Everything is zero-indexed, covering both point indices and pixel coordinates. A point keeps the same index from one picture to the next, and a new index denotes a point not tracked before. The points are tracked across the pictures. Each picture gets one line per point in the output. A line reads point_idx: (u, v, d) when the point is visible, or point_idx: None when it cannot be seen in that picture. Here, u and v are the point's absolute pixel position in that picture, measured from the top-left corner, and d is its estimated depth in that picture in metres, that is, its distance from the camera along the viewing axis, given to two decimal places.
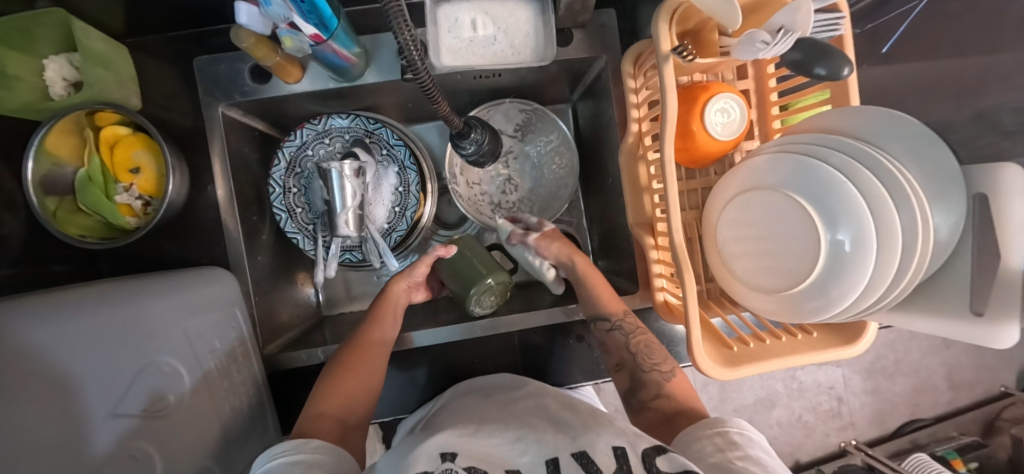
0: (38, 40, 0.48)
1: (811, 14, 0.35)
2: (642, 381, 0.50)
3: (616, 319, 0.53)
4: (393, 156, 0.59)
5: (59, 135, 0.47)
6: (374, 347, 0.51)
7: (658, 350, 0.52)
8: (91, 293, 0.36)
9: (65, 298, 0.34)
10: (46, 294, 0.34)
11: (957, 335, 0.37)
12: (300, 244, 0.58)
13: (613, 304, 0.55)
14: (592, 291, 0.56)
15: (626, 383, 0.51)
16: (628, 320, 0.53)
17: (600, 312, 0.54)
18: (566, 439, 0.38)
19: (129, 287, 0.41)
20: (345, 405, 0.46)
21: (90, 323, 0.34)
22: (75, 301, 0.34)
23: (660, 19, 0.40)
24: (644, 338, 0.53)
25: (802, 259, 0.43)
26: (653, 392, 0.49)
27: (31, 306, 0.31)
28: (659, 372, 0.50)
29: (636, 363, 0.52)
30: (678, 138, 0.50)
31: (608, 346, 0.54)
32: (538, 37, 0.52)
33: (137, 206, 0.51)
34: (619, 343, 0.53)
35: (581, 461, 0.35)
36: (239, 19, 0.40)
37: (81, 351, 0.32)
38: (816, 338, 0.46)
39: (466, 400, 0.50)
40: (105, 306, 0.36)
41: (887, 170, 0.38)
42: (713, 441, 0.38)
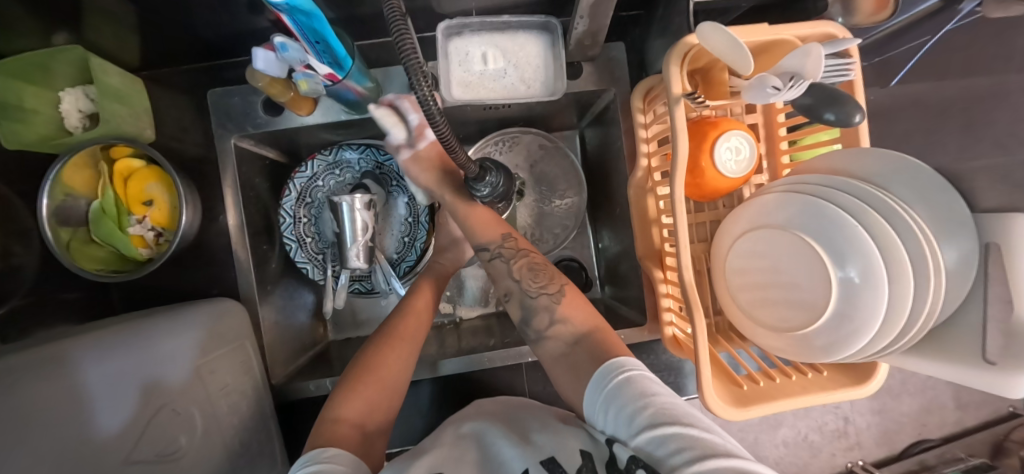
0: (56, 75, 0.49)
1: (819, 60, 0.36)
2: (532, 310, 0.45)
3: (494, 246, 0.49)
4: (404, 186, 0.59)
5: (74, 169, 0.48)
6: (402, 342, 0.47)
7: (544, 273, 0.47)
8: (125, 331, 0.40)
9: (109, 336, 0.38)
10: (109, 329, 0.40)
11: (970, 382, 0.36)
12: (310, 274, 0.58)
13: (489, 228, 0.50)
14: (467, 217, 0.52)
15: (518, 312, 0.46)
16: (507, 245, 0.49)
17: (477, 241, 0.50)
18: (533, 449, 0.36)
19: (169, 318, 0.44)
20: (368, 409, 0.41)
21: (126, 362, 0.37)
22: (115, 340, 0.38)
23: (672, 61, 0.40)
24: (526, 261, 0.48)
25: (811, 299, 0.43)
26: (546, 320, 0.44)
27: (92, 342, 0.37)
28: (546, 295, 0.45)
29: (523, 291, 0.46)
30: (688, 173, 0.50)
31: (492, 277, 0.49)
32: (549, 71, 0.53)
33: (149, 238, 0.51)
34: (501, 271, 0.48)
35: (549, 467, 0.34)
36: (256, 65, 0.41)
37: (105, 376, 0.35)
38: (826, 376, 0.46)
39: (463, 413, 0.49)
40: (141, 342, 0.39)
41: (898, 214, 0.39)
42: (619, 400, 0.32)
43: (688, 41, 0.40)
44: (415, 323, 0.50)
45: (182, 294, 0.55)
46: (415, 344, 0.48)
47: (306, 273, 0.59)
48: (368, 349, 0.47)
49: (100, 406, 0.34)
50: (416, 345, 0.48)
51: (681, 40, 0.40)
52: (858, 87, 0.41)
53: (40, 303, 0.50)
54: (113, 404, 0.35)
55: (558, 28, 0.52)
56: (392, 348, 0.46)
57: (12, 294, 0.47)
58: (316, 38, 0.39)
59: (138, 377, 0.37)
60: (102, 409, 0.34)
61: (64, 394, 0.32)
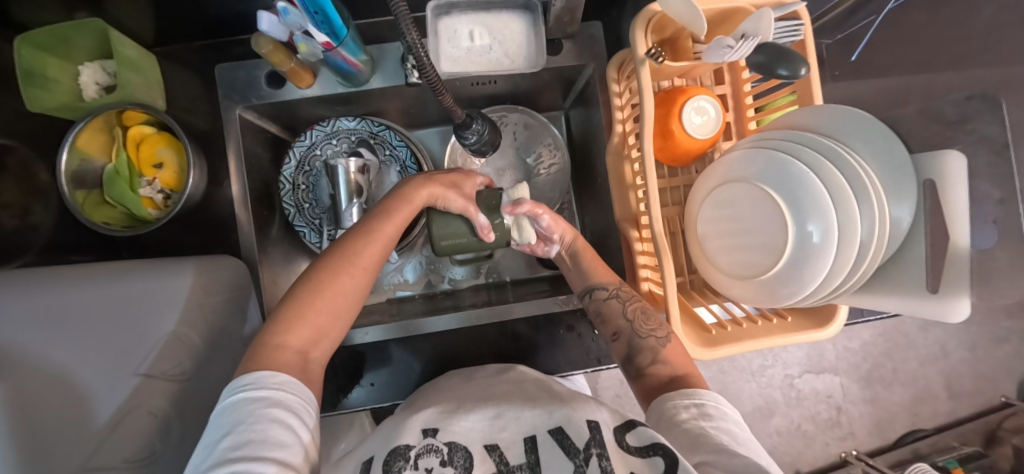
0: (78, 49, 0.53)
1: (771, 22, 0.40)
2: (637, 348, 0.49)
3: (612, 287, 0.55)
4: (396, 156, 0.62)
5: (91, 133, 0.52)
6: (359, 268, 0.45)
7: (655, 318, 0.50)
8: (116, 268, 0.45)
9: (92, 276, 0.43)
10: (94, 269, 0.44)
11: (917, 314, 0.39)
12: (307, 237, 0.62)
13: (606, 273, 0.57)
14: (583, 263, 0.59)
15: (625, 351, 0.51)
16: (624, 289, 0.55)
17: (594, 281, 0.56)
18: (543, 415, 0.40)
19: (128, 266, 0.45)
20: (315, 336, 0.42)
21: (108, 298, 0.42)
22: (97, 279, 0.43)
23: (636, 27, 0.44)
24: (640, 305, 0.52)
25: (773, 247, 0.46)
26: (650, 358, 0.47)
27: (56, 288, 0.40)
28: (654, 338, 0.48)
29: (633, 332, 0.51)
30: (660, 137, 0.54)
31: (605, 317, 0.54)
32: (530, 46, 0.57)
33: (158, 199, 0.55)
34: (615, 311, 0.53)
35: (558, 436, 0.37)
36: (261, 27, 0.46)
37: (61, 345, 0.38)
38: (791, 322, 0.49)
39: (448, 382, 0.51)
40: (76, 295, 0.40)
41: (848, 163, 0.42)
42: (689, 410, 0.38)
43: (651, 9, 0.44)
44: (372, 251, 0.46)
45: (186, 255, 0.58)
46: (370, 272, 0.46)
47: (304, 237, 0.62)
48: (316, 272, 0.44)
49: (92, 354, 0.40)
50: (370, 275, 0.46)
51: (645, 7, 0.44)
52: (808, 47, 0.45)
53: (55, 260, 0.53)
54: (100, 345, 0.40)
55: (539, 6, 0.56)
56: (345, 275, 0.44)
57: (25, 250, 0.50)
58: (315, 8, 0.43)
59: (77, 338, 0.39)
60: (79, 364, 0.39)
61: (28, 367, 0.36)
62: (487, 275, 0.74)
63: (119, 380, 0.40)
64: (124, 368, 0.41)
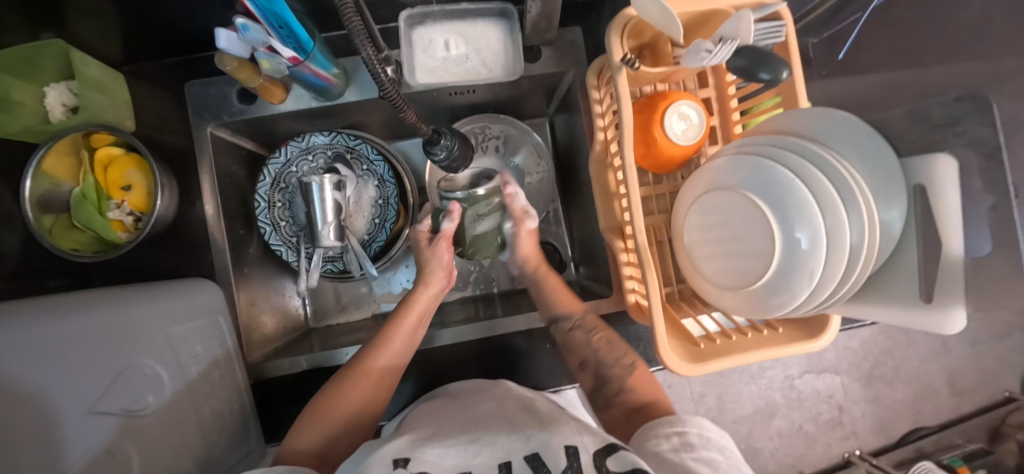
0: (40, 70, 0.52)
1: (751, 25, 0.38)
2: (606, 377, 0.54)
3: (575, 318, 0.59)
4: (373, 171, 0.61)
5: (56, 156, 0.51)
6: (371, 376, 0.49)
7: (619, 346, 0.56)
8: (79, 299, 0.40)
9: (48, 304, 0.37)
10: (32, 302, 0.37)
11: (910, 324, 0.38)
12: (284, 256, 0.59)
13: (568, 302, 0.60)
14: (549, 291, 0.62)
15: (591, 381, 0.56)
16: (588, 317, 0.58)
17: (559, 313, 0.59)
18: (520, 440, 0.36)
19: (65, 304, 0.39)
20: (333, 438, 0.46)
21: (88, 323, 0.37)
22: (55, 307, 0.37)
23: (612, 33, 0.43)
24: (604, 334, 0.57)
25: (761, 261, 0.44)
26: (618, 387, 0.53)
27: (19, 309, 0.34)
28: (621, 367, 0.54)
29: (600, 360, 0.56)
30: (642, 144, 0.52)
31: (572, 346, 0.58)
32: (507, 54, 0.55)
33: (128, 222, 0.53)
34: (580, 342, 0.57)
35: (534, 464, 0.34)
36: (220, 44, 0.44)
37: (42, 368, 0.32)
38: (782, 333, 0.47)
39: (431, 405, 0.48)
40: (31, 322, 0.33)
41: (835, 168, 0.40)
42: (670, 440, 0.38)
43: (627, 13, 0.43)
44: (388, 357, 0.51)
45: (159, 278, 0.57)
46: (389, 374, 0.51)
47: (281, 256, 0.60)
48: (336, 380, 0.49)
49: (63, 386, 0.33)
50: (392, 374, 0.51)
51: (621, 11, 0.43)
52: (791, 48, 0.43)
53: (21, 288, 0.52)
54: (65, 374, 0.33)
55: (515, 13, 0.55)
56: (358, 383, 0.48)
57: None
58: (279, 23, 0.42)
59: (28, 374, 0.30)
60: (54, 396, 0.32)
61: (24, 406, 0.29)
62: (474, 288, 0.73)
63: (83, 420, 0.34)
64: (83, 404, 0.34)
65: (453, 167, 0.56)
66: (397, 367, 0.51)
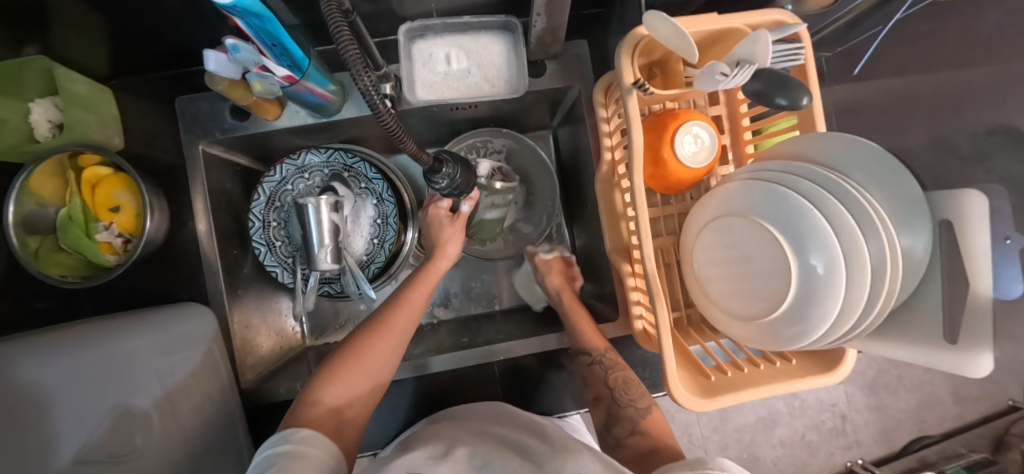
0: (25, 85, 0.49)
1: (769, 45, 0.36)
2: (617, 417, 0.50)
3: (597, 353, 0.54)
4: (371, 189, 0.59)
5: (42, 176, 0.48)
6: (390, 334, 0.47)
7: (637, 387, 0.52)
8: (72, 338, 0.41)
9: (44, 347, 0.39)
10: (28, 343, 0.39)
11: (933, 363, 0.36)
12: (279, 278, 0.58)
13: (594, 337, 0.55)
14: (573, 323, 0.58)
15: (602, 418, 0.52)
16: (609, 355, 0.54)
17: (582, 346, 0.55)
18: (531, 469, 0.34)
19: (51, 357, 0.38)
20: (348, 396, 0.43)
21: (73, 368, 0.38)
22: (49, 350, 0.39)
23: (622, 53, 0.41)
24: (623, 375, 0.53)
25: (774, 290, 0.42)
26: (629, 428, 0.49)
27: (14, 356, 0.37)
28: (634, 408, 0.50)
29: (613, 398, 0.52)
30: (651, 165, 0.50)
31: (589, 380, 0.54)
32: (511, 69, 0.53)
33: (117, 244, 0.52)
34: (598, 377, 0.53)
35: None
36: (208, 66, 0.42)
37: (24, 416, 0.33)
38: (796, 365, 0.45)
39: (436, 427, 0.47)
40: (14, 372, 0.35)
41: (854, 198, 0.38)
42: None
43: (638, 32, 0.41)
44: (407, 317, 0.49)
45: (151, 301, 0.55)
46: (404, 337, 0.48)
47: (276, 277, 0.58)
48: (356, 336, 0.47)
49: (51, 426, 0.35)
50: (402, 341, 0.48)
51: (632, 30, 0.40)
52: (809, 71, 0.41)
53: None
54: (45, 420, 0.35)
55: (519, 27, 0.53)
56: (379, 338, 0.46)
57: None
58: (272, 41, 0.40)
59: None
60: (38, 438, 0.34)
61: None
62: (475, 306, 0.72)
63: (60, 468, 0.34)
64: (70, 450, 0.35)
65: (454, 196, 0.51)
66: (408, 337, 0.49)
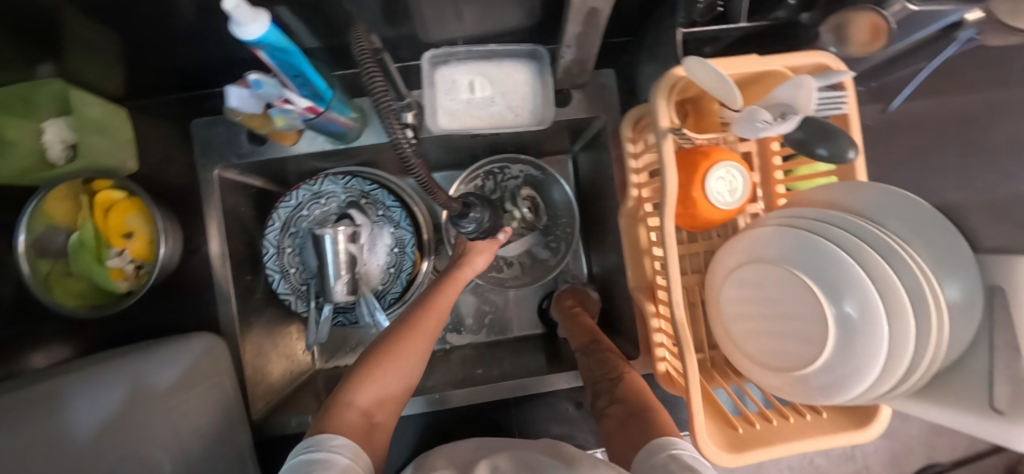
0: (38, 106, 0.48)
1: (812, 94, 0.35)
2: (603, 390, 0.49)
3: (580, 346, 0.56)
4: (389, 216, 0.58)
5: (53, 200, 0.47)
6: (416, 341, 0.45)
7: (613, 362, 0.51)
8: (97, 371, 0.40)
9: (71, 381, 0.38)
10: (50, 380, 0.37)
11: (976, 432, 0.34)
12: (293, 305, 0.56)
13: (579, 332, 0.58)
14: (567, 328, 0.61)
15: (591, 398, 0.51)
16: (590, 343, 0.55)
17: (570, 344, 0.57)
18: None
19: (67, 381, 0.37)
20: (380, 398, 0.42)
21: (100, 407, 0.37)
22: (79, 385, 0.38)
23: (658, 94, 0.39)
24: (602, 355, 0.52)
25: (808, 340, 0.41)
26: (609, 399, 0.48)
27: (47, 389, 0.36)
28: (610, 380, 0.49)
29: (595, 379, 0.51)
30: (679, 203, 0.49)
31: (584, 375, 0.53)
32: (536, 99, 0.52)
33: (129, 270, 0.50)
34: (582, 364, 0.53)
35: None
36: (229, 102, 0.40)
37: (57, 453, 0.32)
38: (827, 419, 0.44)
39: (456, 447, 0.46)
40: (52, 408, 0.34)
41: (898, 254, 0.37)
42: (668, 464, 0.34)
43: (675, 73, 0.39)
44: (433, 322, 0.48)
45: (163, 327, 0.54)
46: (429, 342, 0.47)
47: (289, 304, 0.57)
48: (386, 339, 0.46)
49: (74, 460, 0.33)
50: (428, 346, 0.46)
51: (669, 71, 0.39)
52: (852, 120, 0.40)
53: None
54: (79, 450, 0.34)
55: (546, 56, 0.51)
56: (408, 343, 0.45)
57: None
58: (294, 72, 0.39)
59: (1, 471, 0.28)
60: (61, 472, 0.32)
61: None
62: (487, 333, 0.71)
63: None
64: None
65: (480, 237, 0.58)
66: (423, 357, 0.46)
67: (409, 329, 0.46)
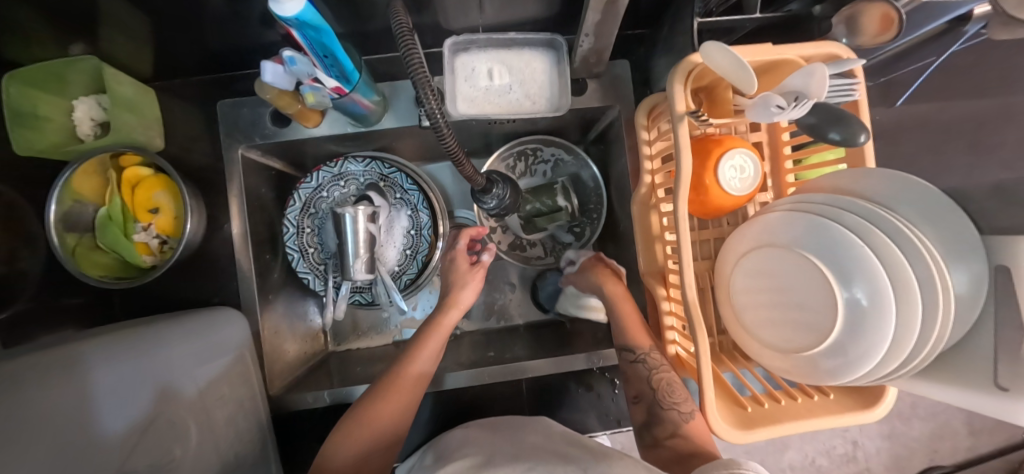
0: (70, 84, 0.50)
1: (824, 80, 0.36)
2: (658, 418, 0.47)
3: (640, 352, 0.51)
4: (406, 199, 0.59)
5: (83, 175, 0.49)
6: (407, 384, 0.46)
7: (682, 390, 0.47)
8: (120, 339, 0.40)
9: (96, 346, 0.38)
10: (74, 343, 0.37)
11: (982, 408, 0.35)
12: (311, 284, 0.58)
13: (640, 334, 0.53)
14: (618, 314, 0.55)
15: (643, 416, 0.49)
16: (653, 355, 0.51)
17: (626, 342, 0.52)
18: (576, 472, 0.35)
19: (93, 344, 0.38)
20: (366, 453, 0.42)
21: (130, 369, 0.38)
22: (104, 349, 0.38)
23: (675, 79, 0.41)
24: (668, 376, 0.49)
25: (816, 324, 0.42)
26: (670, 430, 0.45)
27: (77, 353, 0.36)
28: (677, 412, 0.46)
29: (656, 400, 0.48)
30: (692, 190, 0.50)
31: (629, 377, 0.51)
32: (553, 87, 0.53)
33: (154, 245, 0.52)
34: (640, 376, 0.50)
35: None
36: (264, 78, 0.42)
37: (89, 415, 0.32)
38: (833, 400, 0.45)
39: (472, 434, 0.47)
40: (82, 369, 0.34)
41: (906, 237, 0.38)
42: None
43: (692, 60, 0.41)
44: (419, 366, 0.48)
45: (183, 303, 0.55)
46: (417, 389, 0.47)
47: (307, 283, 0.59)
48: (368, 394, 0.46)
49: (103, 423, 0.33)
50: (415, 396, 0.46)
51: (685, 58, 0.40)
52: (862, 107, 0.41)
53: (38, 311, 0.50)
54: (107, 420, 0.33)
55: (564, 45, 0.53)
56: (392, 392, 0.45)
57: (14, 299, 0.48)
58: (324, 52, 0.41)
59: (43, 446, 0.28)
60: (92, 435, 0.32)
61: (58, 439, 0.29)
62: (497, 320, 0.71)
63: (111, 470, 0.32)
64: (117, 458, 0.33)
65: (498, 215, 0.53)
66: (427, 372, 0.48)
67: (385, 391, 0.45)
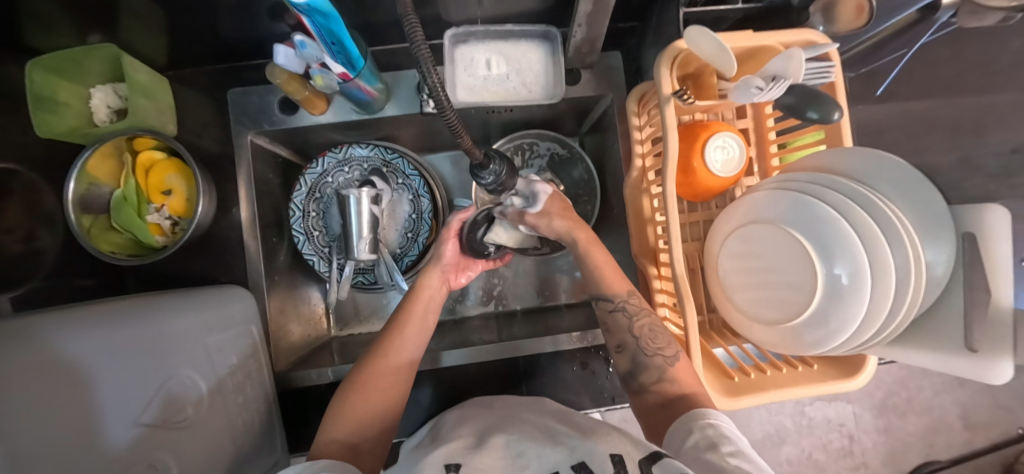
0: (88, 72, 0.52)
1: (801, 63, 0.39)
2: (643, 365, 0.47)
3: (618, 299, 0.51)
4: (408, 185, 0.61)
5: (100, 158, 0.51)
6: (391, 366, 0.47)
7: (663, 336, 0.48)
8: (119, 308, 0.41)
9: (92, 314, 0.38)
10: (70, 309, 0.38)
11: (955, 370, 0.37)
12: (316, 265, 0.60)
13: (617, 280, 0.53)
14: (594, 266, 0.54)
15: (628, 364, 0.49)
16: (632, 300, 0.51)
17: (602, 291, 0.52)
18: (564, 450, 0.38)
19: (89, 311, 0.38)
20: (359, 429, 0.43)
21: (130, 333, 0.39)
22: (104, 317, 0.38)
23: (661, 65, 0.43)
24: (649, 321, 0.49)
25: (799, 297, 0.43)
26: (656, 376, 0.46)
27: (66, 322, 0.35)
28: (662, 356, 0.46)
29: (638, 347, 0.49)
30: (680, 173, 0.52)
31: (611, 327, 0.52)
32: (548, 76, 0.56)
33: (165, 226, 0.54)
34: (620, 324, 0.51)
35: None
36: (277, 59, 0.46)
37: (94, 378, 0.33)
38: (817, 370, 0.47)
39: (468, 411, 0.49)
40: (83, 331, 0.35)
41: (882, 211, 0.40)
42: (704, 433, 0.37)
43: (678, 45, 0.43)
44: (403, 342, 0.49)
45: (191, 282, 0.57)
46: (406, 362, 0.48)
47: (312, 265, 0.61)
48: (359, 369, 0.48)
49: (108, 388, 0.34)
50: (405, 375, 0.48)
51: (671, 44, 0.43)
52: (838, 88, 0.44)
53: (54, 288, 0.52)
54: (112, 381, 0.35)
55: (558, 36, 0.56)
56: (380, 370, 0.47)
57: (30, 276, 0.50)
58: (332, 39, 0.43)
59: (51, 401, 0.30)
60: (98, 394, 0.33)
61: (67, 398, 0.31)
62: (495, 305, 0.74)
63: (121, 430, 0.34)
64: (125, 425, 0.35)
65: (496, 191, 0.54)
66: (415, 360, 0.49)
67: (372, 365, 0.47)
